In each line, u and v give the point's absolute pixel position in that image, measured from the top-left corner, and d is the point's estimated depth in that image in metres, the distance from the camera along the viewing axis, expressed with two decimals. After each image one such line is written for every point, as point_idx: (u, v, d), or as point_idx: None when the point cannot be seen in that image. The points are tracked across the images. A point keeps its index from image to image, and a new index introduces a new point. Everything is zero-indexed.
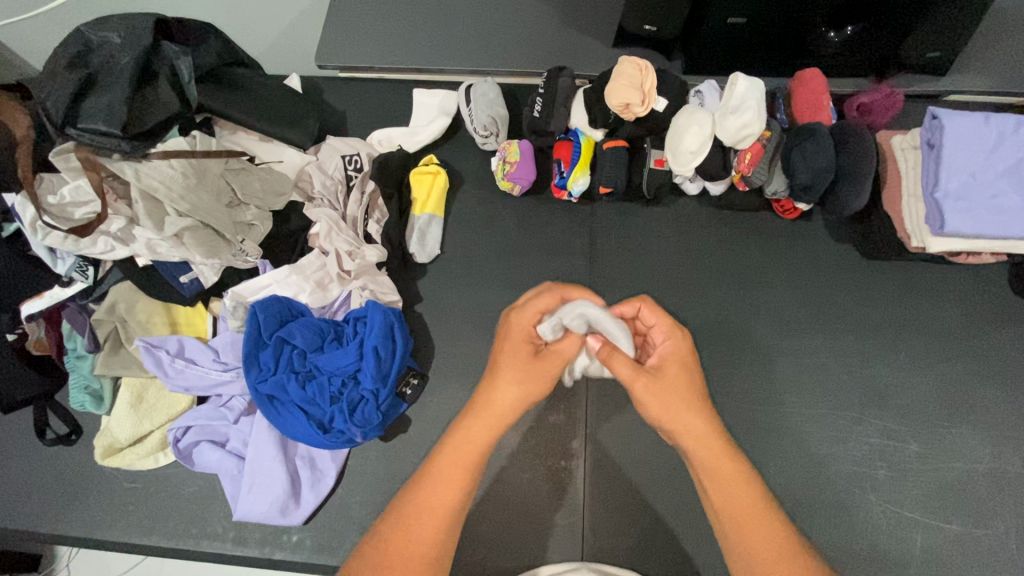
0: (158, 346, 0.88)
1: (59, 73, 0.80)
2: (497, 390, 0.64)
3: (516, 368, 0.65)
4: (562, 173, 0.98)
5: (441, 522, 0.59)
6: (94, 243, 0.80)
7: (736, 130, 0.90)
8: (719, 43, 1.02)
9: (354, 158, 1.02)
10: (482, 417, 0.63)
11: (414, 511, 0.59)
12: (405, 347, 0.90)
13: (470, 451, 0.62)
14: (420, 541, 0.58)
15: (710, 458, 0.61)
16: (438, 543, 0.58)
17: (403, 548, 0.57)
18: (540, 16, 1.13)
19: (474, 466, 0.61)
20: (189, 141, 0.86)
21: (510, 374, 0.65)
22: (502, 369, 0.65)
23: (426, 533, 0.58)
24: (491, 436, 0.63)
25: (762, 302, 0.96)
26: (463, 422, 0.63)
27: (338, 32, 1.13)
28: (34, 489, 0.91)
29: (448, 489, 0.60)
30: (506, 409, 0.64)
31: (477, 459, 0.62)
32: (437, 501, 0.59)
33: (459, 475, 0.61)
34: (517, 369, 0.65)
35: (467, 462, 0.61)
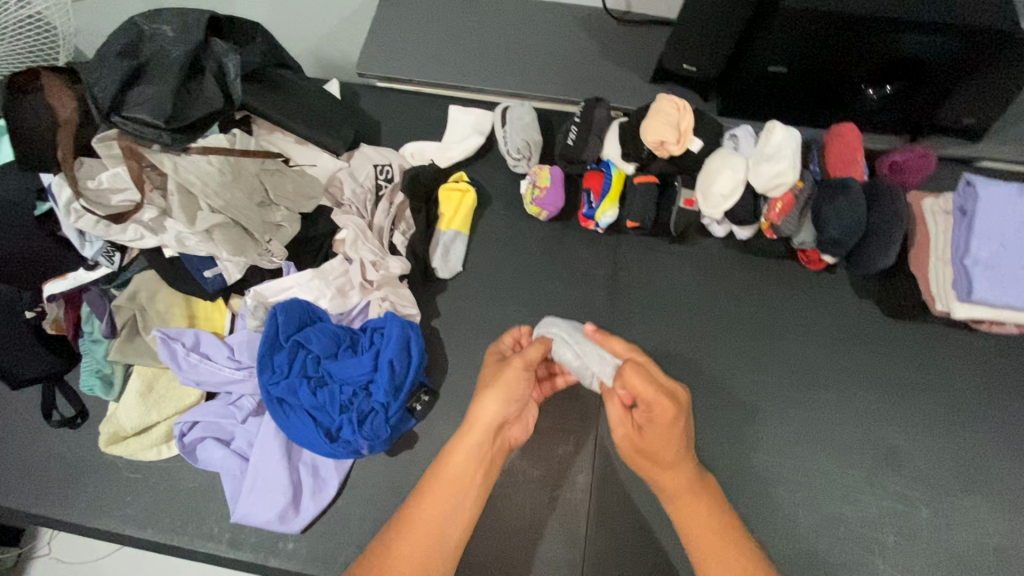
0: (174, 338, 0.87)
1: (109, 60, 0.81)
2: (479, 409, 0.73)
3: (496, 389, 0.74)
4: (592, 204, 0.99)
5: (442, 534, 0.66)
6: (124, 231, 0.81)
7: (770, 177, 0.90)
8: (757, 87, 1.03)
9: (386, 169, 1.04)
10: (478, 436, 0.71)
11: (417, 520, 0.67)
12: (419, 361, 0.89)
13: (462, 468, 0.70)
14: (412, 549, 0.64)
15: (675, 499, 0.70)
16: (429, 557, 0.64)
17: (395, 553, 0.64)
18: (582, 47, 1.15)
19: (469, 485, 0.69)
20: (229, 139, 0.86)
21: (491, 392, 0.74)
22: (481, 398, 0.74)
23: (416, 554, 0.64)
24: (480, 452, 0.71)
25: (781, 352, 0.95)
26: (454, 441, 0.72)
27: (382, 45, 1.16)
28: (34, 470, 0.90)
29: (440, 500, 0.68)
30: (490, 426, 0.72)
31: (467, 473, 0.70)
32: (434, 509, 0.67)
33: (450, 488, 0.69)
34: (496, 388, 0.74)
35: (457, 478, 0.69)
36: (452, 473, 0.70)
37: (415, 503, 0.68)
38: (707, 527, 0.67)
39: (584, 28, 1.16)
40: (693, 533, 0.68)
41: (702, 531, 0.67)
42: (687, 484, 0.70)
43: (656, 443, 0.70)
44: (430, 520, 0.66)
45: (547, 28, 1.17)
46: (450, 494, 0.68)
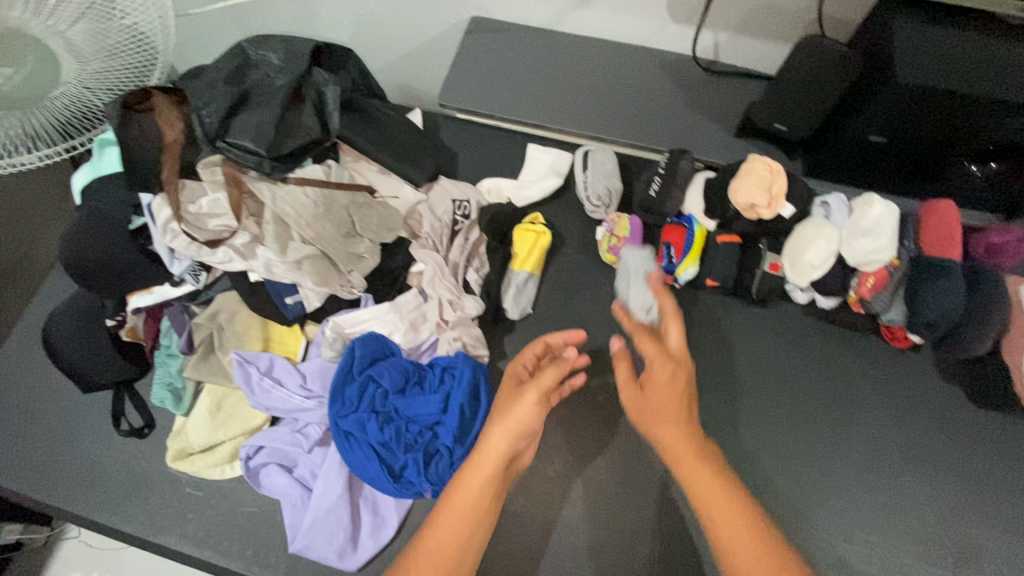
0: (250, 361, 0.87)
1: (217, 85, 0.83)
2: (487, 435, 0.70)
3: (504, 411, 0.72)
4: (671, 260, 0.97)
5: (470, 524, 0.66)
6: (215, 253, 0.81)
7: (865, 252, 0.88)
8: (848, 152, 1.01)
9: (464, 205, 1.03)
10: (486, 463, 0.68)
11: (446, 511, 0.66)
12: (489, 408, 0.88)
13: (471, 501, 0.66)
14: None
15: (705, 501, 0.65)
16: None
17: None
18: (667, 95, 1.14)
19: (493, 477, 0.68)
20: (324, 170, 0.87)
21: (502, 414, 0.71)
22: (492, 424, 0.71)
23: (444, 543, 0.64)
24: (487, 479, 0.68)
25: (858, 430, 0.92)
26: (462, 471, 0.69)
27: (465, 77, 1.16)
28: (96, 478, 0.91)
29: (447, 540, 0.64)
30: (498, 453, 0.68)
31: (479, 509, 0.66)
32: (442, 548, 0.64)
33: (456, 526, 0.65)
34: (504, 409, 0.72)
35: (464, 515, 0.66)
36: (458, 508, 0.66)
37: (419, 543, 0.65)
38: (717, 495, 0.65)
39: (670, 76, 1.15)
40: (725, 537, 0.62)
41: (746, 548, 0.61)
42: (716, 478, 0.66)
43: (672, 427, 0.70)
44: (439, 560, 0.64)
45: (633, 73, 1.16)
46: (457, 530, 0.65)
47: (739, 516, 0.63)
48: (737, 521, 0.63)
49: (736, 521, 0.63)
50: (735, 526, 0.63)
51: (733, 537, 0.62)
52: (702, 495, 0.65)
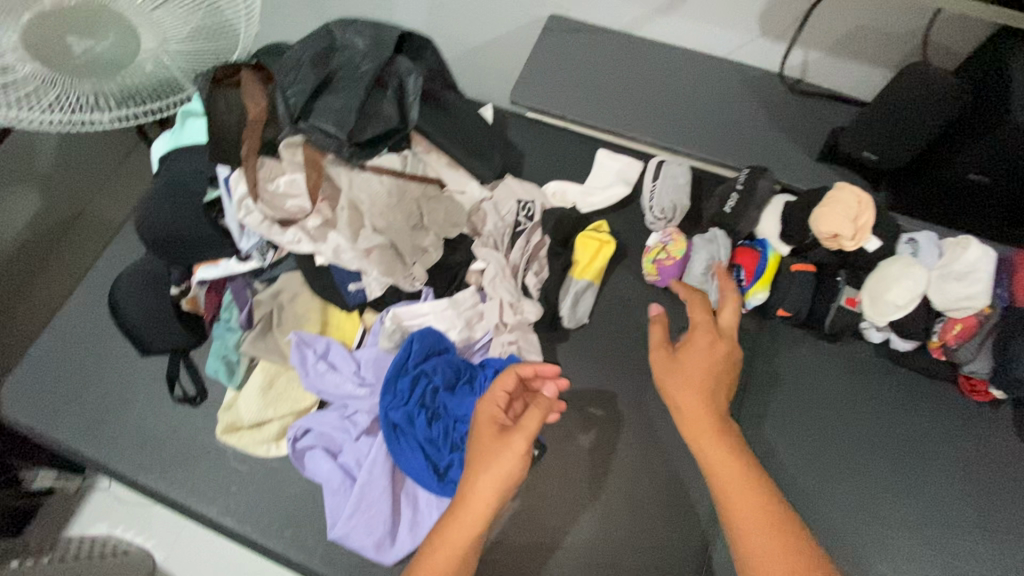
0: (307, 343, 0.88)
1: (303, 66, 0.82)
2: (471, 484, 0.68)
3: (485, 457, 0.69)
4: (740, 284, 0.93)
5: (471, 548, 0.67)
6: (286, 233, 0.81)
7: (956, 297, 0.83)
8: (940, 192, 0.96)
9: (528, 206, 1.01)
10: (468, 513, 0.68)
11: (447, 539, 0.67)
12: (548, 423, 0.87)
13: (459, 547, 0.67)
14: None
15: (716, 468, 0.71)
16: None
17: None
18: (747, 112, 1.10)
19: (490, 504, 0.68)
20: (401, 161, 0.87)
21: (480, 463, 0.69)
22: (476, 472, 0.69)
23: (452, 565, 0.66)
24: (475, 528, 0.67)
25: (926, 483, 0.86)
26: (446, 517, 0.69)
27: (540, 76, 1.14)
28: (146, 441, 0.92)
29: None
30: (483, 503, 0.68)
31: (465, 555, 0.67)
32: None
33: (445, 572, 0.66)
34: (486, 456, 0.69)
35: (453, 560, 0.66)
36: (449, 555, 0.66)
37: None
38: (727, 461, 0.71)
39: (752, 92, 1.11)
40: (733, 501, 0.69)
41: (739, 504, 0.69)
42: (729, 451, 0.72)
43: (697, 383, 0.76)
44: None
45: (713, 86, 1.12)
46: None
47: (746, 480, 0.70)
48: (739, 475, 0.71)
49: (739, 477, 0.71)
50: (757, 513, 0.68)
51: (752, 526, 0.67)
52: (709, 452, 0.73)
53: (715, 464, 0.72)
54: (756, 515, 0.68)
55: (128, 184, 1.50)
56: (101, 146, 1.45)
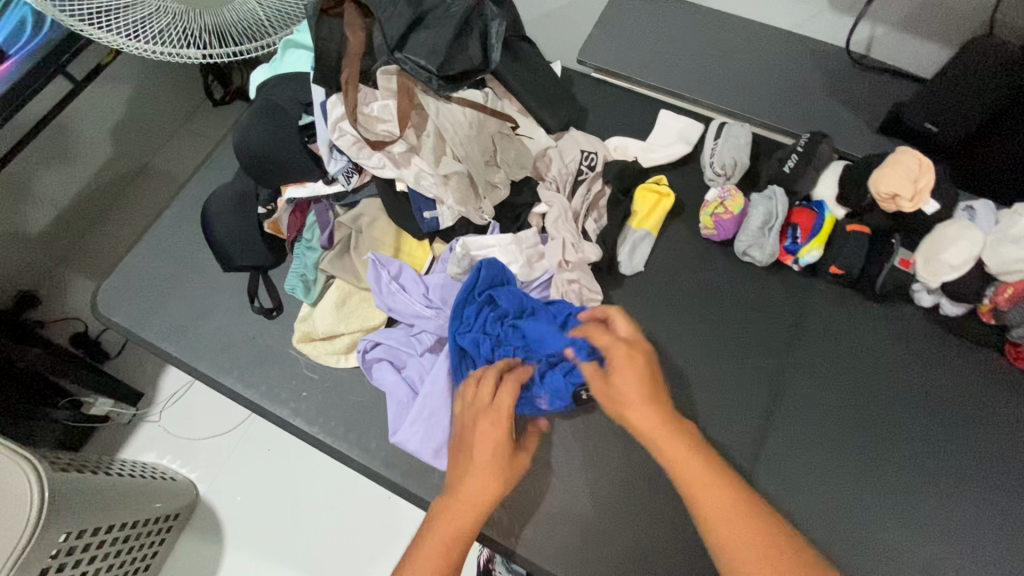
0: (382, 265, 0.94)
1: (400, 3, 0.89)
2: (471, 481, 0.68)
3: (487, 458, 0.69)
4: (796, 240, 0.96)
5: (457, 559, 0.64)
6: (372, 156, 0.88)
7: (1009, 261, 0.85)
8: (1010, 163, 0.97)
9: (591, 156, 1.05)
10: (463, 513, 0.66)
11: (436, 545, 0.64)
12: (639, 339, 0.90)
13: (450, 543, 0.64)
14: None
15: (701, 505, 0.62)
16: None
17: None
18: (811, 81, 1.12)
19: (476, 509, 0.66)
20: (482, 97, 0.93)
21: (482, 463, 0.69)
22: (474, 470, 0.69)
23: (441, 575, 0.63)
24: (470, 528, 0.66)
25: (967, 443, 0.88)
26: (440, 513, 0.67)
27: (609, 39, 1.19)
28: (228, 346, 1.00)
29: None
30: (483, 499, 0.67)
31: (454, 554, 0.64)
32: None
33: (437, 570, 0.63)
34: (483, 457, 0.69)
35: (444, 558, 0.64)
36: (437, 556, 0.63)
37: None
38: (709, 487, 0.62)
39: (816, 63, 1.13)
40: (728, 540, 0.59)
41: (741, 546, 0.59)
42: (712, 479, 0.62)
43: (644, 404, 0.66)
44: None
45: (778, 56, 1.15)
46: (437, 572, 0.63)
47: (741, 509, 0.61)
48: (733, 513, 0.60)
49: (730, 509, 0.61)
50: (740, 532, 0.59)
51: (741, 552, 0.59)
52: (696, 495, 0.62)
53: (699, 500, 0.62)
54: (767, 559, 0.58)
55: (190, 143, 1.60)
56: (165, 111, 1.54)
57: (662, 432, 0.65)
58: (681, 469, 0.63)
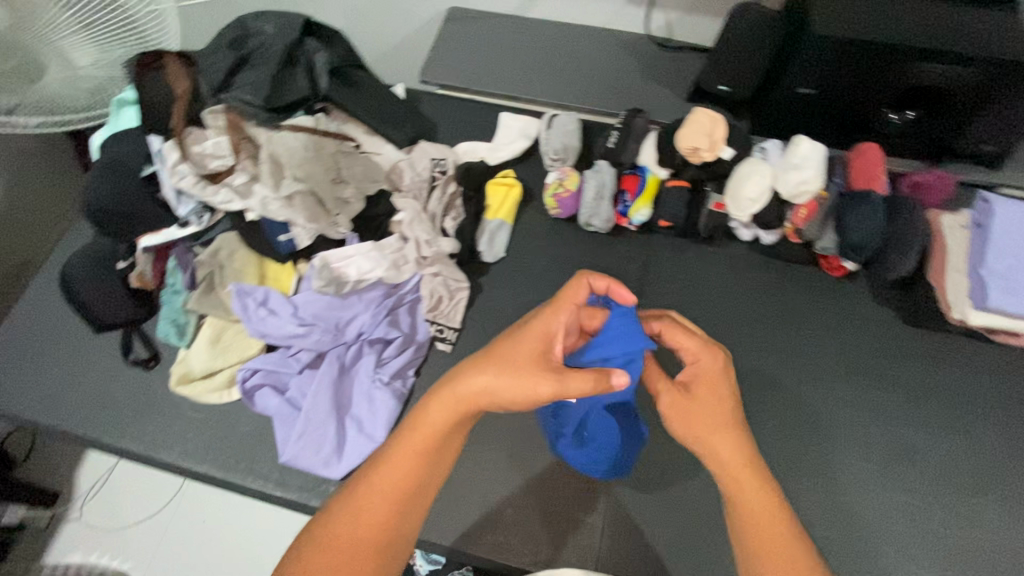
0: (247, 293, 0.97)
1: (220, 50, 0.96)
2: (472, 373, 0.64)
3: (516, 364, 0.65)
4: (626, 202, 1.08)
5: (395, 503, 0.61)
6: (216, 192, 0.92)
7: (797, 184, 0.99)
8: (789, 109, 1.12)
9: (442, 163, 1.11)
10: (452, 400, 0.64)
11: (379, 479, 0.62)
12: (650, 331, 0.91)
13: (431, 435, 0.63)
14: (367, 525, 0.60)
15: (735, 492, 0.67)
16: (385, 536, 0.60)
17: (350, 528, 0.59)
18: (625, 65, 1.26)
19: (438, 446, 0.63)
20: (315, 121, 1.00)
21: (502, 363, 0.64)
22: (488, 367, 0.64)
23: (378, 512, 0.60)
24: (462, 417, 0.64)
25: (800, 350, 1.01)
26: (431, 397, 0.65)
27: (445, 58, 1.30)
28: (105, 405, 0.99)
29: (393, 476, 0.62)
30: (483, 396, 0.63)
31: (431, 449, 0.63)
32: (388, 484, 0.61)
33: (408, 460, 0.62)
34: (508, 361, 0.65)
35: (420, 449, 0.63)
36: (418, 440, 0.63)
37: (373, 474, 0.62)
38: (750, 483, 0.66)
39: (628, 50, 1.28)
40: (755, 523, 0.65)
41: (764, 530, 0.64)
42: (758, 484, 0.66)
43: (712, 394, 0.71)
44: (383, 500, 0.61)
45: (595, 48, 1.29)
46: (405, 460, 0.62)
47: (766, 503, 0.66)
48: (760, 496, 0.66)
49: (761, 497, 0.66)
50: (770, 536, 0.64)
51: (777, 552, 0.63)
52: (739, 490, 0.67)
53: (739, 492, 0.67)
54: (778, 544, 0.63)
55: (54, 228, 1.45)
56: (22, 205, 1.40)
57: (741, 461, 0.67)
58: (732, 467, 0.67)
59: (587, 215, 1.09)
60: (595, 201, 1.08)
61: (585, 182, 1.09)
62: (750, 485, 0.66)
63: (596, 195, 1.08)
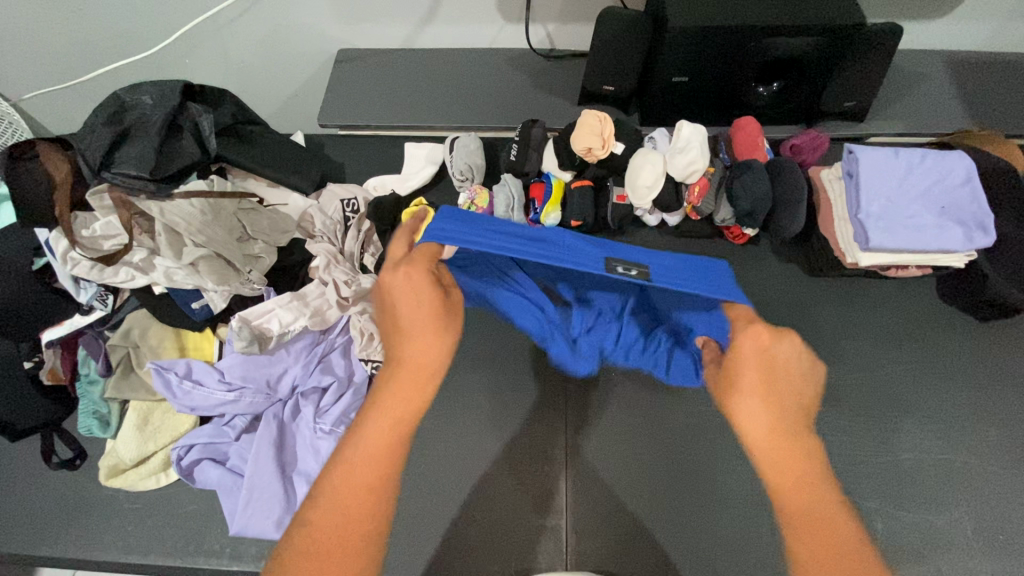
0: (167, 369, 0.94)
1: (97, 128, 0.93)
2: (406, 346, 0.69)
3: (425, 321, 0.70)
4: (536, 209, 1.11)
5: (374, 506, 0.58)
6: (117, 273, 0.91)
7: (684, 166, 1.05)
8: (672, 96, 1.18)
9: (352, 202, 1.11)
10: (404, 374, 0.66)
11: (340, 497, 0.58)
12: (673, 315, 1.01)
13: (399, 412, 0.63)
14: (356, 507, 0.58)
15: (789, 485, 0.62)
16: (380, 517, 0.58)
17: (336, 520, 0.57)
18: (516, 80, 1.31)
19: (402, 432, 0.62)
20: (208, 184, 0.99)
21: (422, 326, 0.69)
22: (410, 329, 0.69)
23: (364, 509, 0.58)
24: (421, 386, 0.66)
25: None
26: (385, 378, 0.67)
27: (339, 98, 1.29)
28: (32, 517, 0.93)
29: (373, 462, 0.60)
30: (420, 365, 0.67)
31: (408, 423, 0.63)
32: (368, 469, 0.60)
33: (387, 440, 0.62)
34: (422, 323, 0.70)
35: (394, 423, 0.63)
36: (387, 414, 0.63)
37: (342, 460, 0.60)
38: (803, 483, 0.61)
39: (516, 65, 1.33)
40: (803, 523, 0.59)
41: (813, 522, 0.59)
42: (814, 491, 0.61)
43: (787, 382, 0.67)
44: (360, 489, 0.59)
45: (485, 68, 1.33)
46: (380, 441, 0.61)
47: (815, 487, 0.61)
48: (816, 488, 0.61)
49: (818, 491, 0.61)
50: (824, 541, 0.58)
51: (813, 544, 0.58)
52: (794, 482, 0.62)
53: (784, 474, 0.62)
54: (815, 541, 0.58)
55: None
56: None
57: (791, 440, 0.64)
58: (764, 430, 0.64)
59: None
60: (506, 215, 1.11)
61: (493, 196, 1.13)
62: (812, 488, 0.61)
63: (508, 208, 1.11)
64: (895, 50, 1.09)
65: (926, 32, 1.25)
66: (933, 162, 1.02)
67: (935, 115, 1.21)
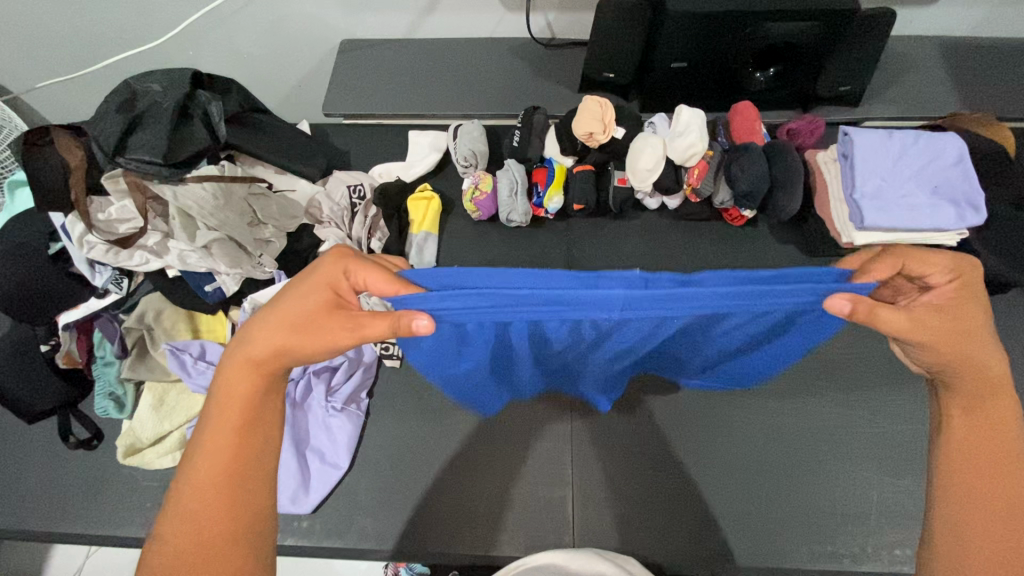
0: (182, 350, 0.97)
1: (109, 115, 0.95)
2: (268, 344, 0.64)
3: (299, 322, 0.64)
4: (539, 193, 1.14)
5: (225, 506, 0.61)
6: (132, 256, 0.93)
7: (685, 149, 1.08)
8: (671, 82, 1.21)
9: (359, 187, 1.13)
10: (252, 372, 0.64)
11: (187, 512, 0.60)
12: (800, 320, 0.68)
13: (246, 406, 0.64)
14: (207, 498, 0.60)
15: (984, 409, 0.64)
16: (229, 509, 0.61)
17: (190, 508, 0.60)
18: (518, 67, 1.33)
19: (246, 429, 0.63)
20: (219, 169, 1.01)
21: (288, 326, 0.64)
22: (278, 330, 0.64)
23: (216, 498, 0.60)
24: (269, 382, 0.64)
25: None
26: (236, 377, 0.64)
27: (343, 87, 1.31)
28: (51, 495, 0.96)
29: (220, 454, 0.62)
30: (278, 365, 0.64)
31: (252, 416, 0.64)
32: (216, 462, 0.61)
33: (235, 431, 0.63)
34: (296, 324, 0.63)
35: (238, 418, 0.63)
36: (234, 412, 0.63)
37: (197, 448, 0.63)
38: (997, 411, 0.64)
39: (518, 53, 1.35)
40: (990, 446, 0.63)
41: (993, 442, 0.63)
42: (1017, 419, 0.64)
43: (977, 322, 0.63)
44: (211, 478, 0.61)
45: (487, 55, 1.35)
46: (227, 435, 0.63)
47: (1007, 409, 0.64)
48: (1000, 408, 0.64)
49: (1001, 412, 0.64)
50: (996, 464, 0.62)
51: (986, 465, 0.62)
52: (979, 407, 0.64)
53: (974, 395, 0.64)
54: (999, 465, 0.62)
55: None
56: None
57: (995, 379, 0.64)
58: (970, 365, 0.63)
59: (506, 216, 1.15)
60: (510, 200, 1.13)
61: (497, 180, 1.14)
62: (1002, 406, 0.64)
63: (513, 193, 1.13)
64: (889, 34, 1.12)
65: (919, 18, 1.28)
66: (926, 143, 1.04)
67: (928, 98, 1.24)
